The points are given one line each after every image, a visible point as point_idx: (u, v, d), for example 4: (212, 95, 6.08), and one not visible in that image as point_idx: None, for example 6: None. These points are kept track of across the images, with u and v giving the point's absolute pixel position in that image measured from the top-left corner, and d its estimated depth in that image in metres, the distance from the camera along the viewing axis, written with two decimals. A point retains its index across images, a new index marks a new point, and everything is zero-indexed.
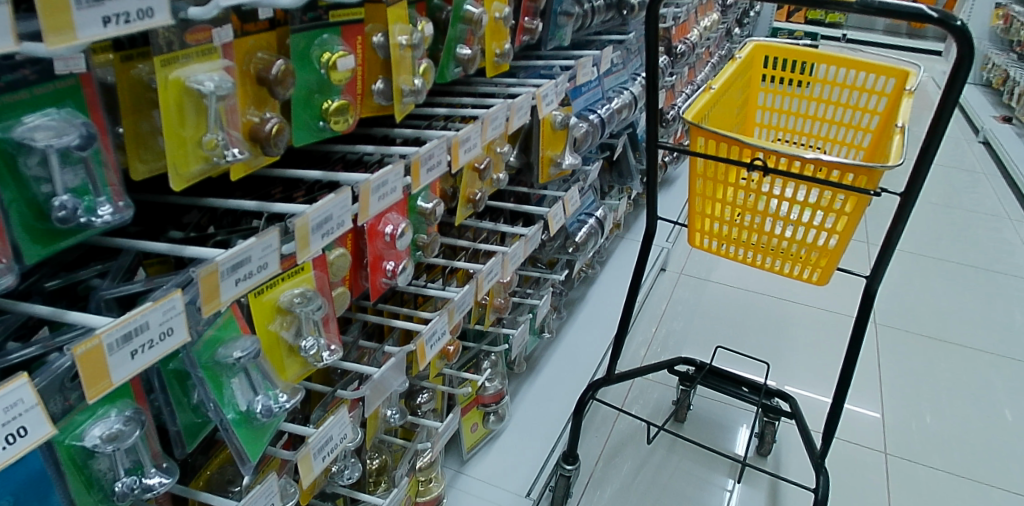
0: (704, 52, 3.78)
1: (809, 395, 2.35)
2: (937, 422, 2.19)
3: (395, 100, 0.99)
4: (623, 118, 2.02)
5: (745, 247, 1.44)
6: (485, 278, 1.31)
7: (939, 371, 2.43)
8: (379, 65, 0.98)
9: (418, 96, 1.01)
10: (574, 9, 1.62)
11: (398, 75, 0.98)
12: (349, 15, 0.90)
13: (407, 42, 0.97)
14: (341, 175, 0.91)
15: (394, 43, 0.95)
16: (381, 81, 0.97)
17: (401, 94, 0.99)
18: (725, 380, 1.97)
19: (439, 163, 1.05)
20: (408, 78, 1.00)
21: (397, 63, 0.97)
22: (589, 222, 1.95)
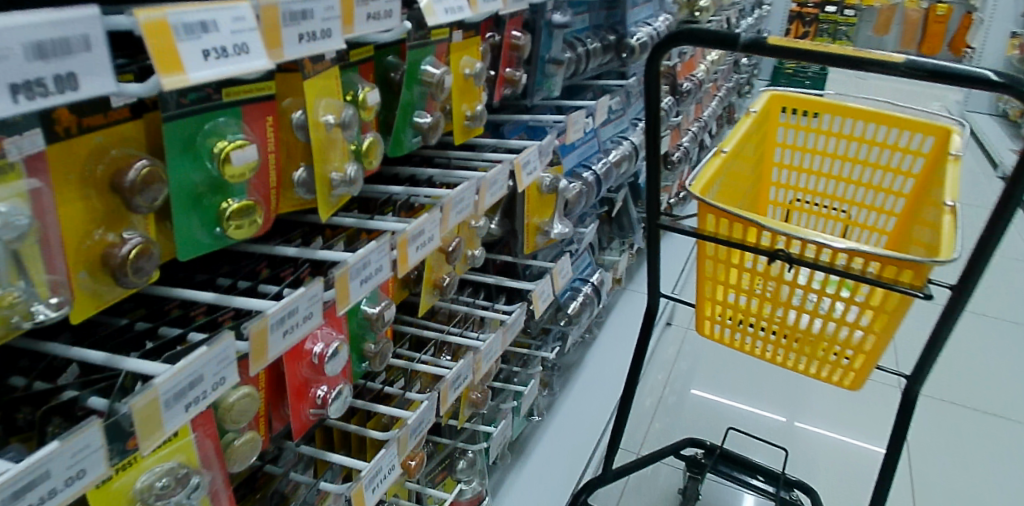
0: (712, 86, 3.59)
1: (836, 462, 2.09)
2: (987, 490, 1.92)
3: (321, 193, 0.78)
4: (622, 172, 1.81)
5: (763, 339, 1.21)
6: (452, 386, 1.11)
7: (980, 427, 2.17)
8: (300, 149, 0.77)
9: (355, 188, 0.79)
10: (564, 56, 1.42)
11: (324, 163, 0.77)
12: (256, 90, 0.69)
13: (337, 120, 0.75)
14: (237, 300, 0.71)
15: (319, 124, 0.74)
16: (302, 168, 0.76)
17: (331, 186, 0.78)
18: (738, 467, 1.75)
19: (375, 271, 0.80)
20: (341, 164, 0.79)
21: (324, 148, 0.76)
22: (584, 289, 1.74)
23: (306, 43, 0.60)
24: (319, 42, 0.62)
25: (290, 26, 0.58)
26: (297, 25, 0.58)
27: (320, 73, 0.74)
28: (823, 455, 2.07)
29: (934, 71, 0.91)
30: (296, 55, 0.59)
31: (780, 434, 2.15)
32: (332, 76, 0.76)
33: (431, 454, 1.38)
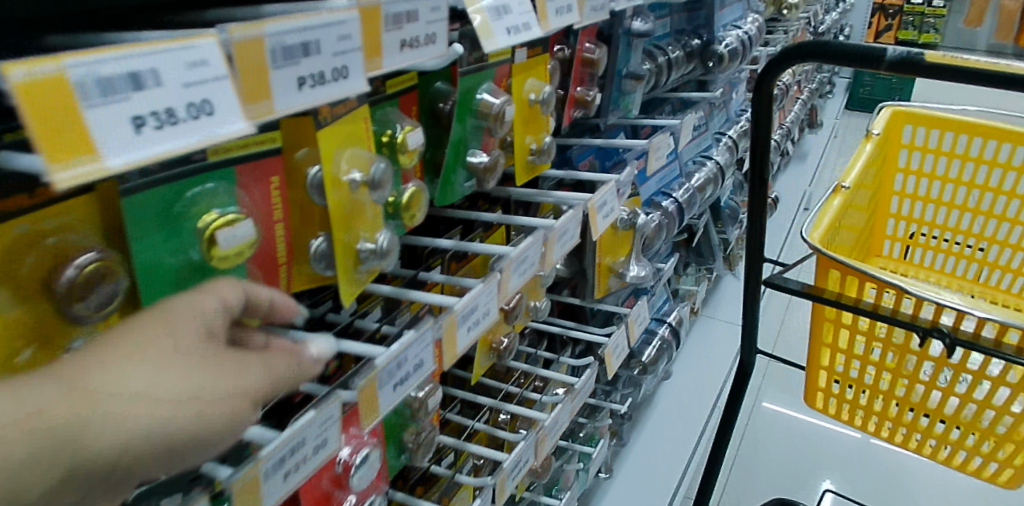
0: (794, 90, 3.30)
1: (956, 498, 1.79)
2: None
3: (344, 269, 0.60)
4: (705, 197, 1.59)
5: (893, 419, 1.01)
6: (510, 475, 0.92)
7: None
8: (318, 213, 0.60)
9: (387, 261, 0.62)
10: (644, 70, 1.21)
11: (348, 231, 0.59)
12: (252, 142, 0.52)
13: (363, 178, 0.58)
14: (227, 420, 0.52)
15: (340, 183, 0.57)
16: (322, 236, 0.59)
17: (357, 258, 0.61)
18: None
19: (415, 366, 0.62)
20: (370, 229, 0.62)
21: (348, 213, 0.59)
22: (660, 333, 1.53)
23: (311, 90, 0.42)
24: (333, 85, 0.44)
25: (285, 67, 0.40)
26: (296, 65, 0.40)
27: (341, 118, 0.56)
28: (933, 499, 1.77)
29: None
30: (296, 107, 0.41)
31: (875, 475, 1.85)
32: (358, 119, 0.58)
33: None
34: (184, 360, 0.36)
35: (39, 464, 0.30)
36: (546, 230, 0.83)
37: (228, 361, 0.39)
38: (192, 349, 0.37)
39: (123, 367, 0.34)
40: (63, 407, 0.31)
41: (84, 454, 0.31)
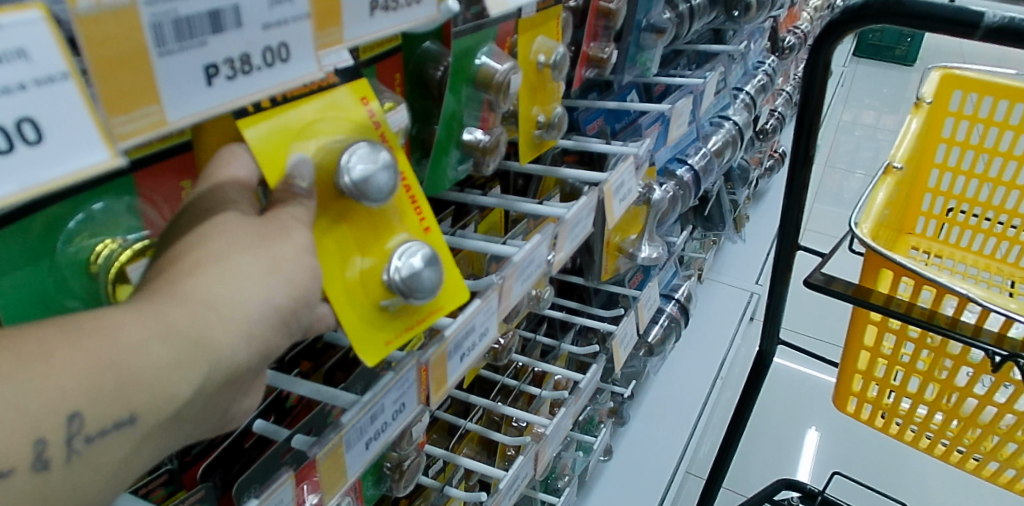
0: None
1: (966, 477, 1.73)
2: None
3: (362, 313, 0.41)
4: (722, 161, 1.45)
5: (931, 432, 0.90)
6: (507, 496, 0.81)
7: None
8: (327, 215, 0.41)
9: (415, 295, 0.42)
10: (668, 22, 1.05)
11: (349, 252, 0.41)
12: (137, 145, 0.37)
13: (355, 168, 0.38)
14: None
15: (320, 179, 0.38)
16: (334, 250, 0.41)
17: (379, 294, 0.42)
18: None
19: (397, 406, 0.48)
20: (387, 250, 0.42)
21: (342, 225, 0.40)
22: (668, 310, 1.41)
23: (227, 84, 0.27)
24: (267, 71, 0.29)
25: (183, 53, 0.25)
26: (202, 47, 0.26)
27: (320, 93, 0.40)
28: (934, 473, 1.73)
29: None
30: (202, 113, 0.27)
31: (881, 453, 1.78)
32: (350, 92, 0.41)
33: None
34: (251, 254, 0.31)
35: (185, 369, 0.27)
36: (556, 223, 0.70)
37: (278, 225, 0.34)
38: (250, 229, 0.33)
39: (216, 275, 0.30)
40: (182, 316, 0.28)
41: (219, 355, 0.29)
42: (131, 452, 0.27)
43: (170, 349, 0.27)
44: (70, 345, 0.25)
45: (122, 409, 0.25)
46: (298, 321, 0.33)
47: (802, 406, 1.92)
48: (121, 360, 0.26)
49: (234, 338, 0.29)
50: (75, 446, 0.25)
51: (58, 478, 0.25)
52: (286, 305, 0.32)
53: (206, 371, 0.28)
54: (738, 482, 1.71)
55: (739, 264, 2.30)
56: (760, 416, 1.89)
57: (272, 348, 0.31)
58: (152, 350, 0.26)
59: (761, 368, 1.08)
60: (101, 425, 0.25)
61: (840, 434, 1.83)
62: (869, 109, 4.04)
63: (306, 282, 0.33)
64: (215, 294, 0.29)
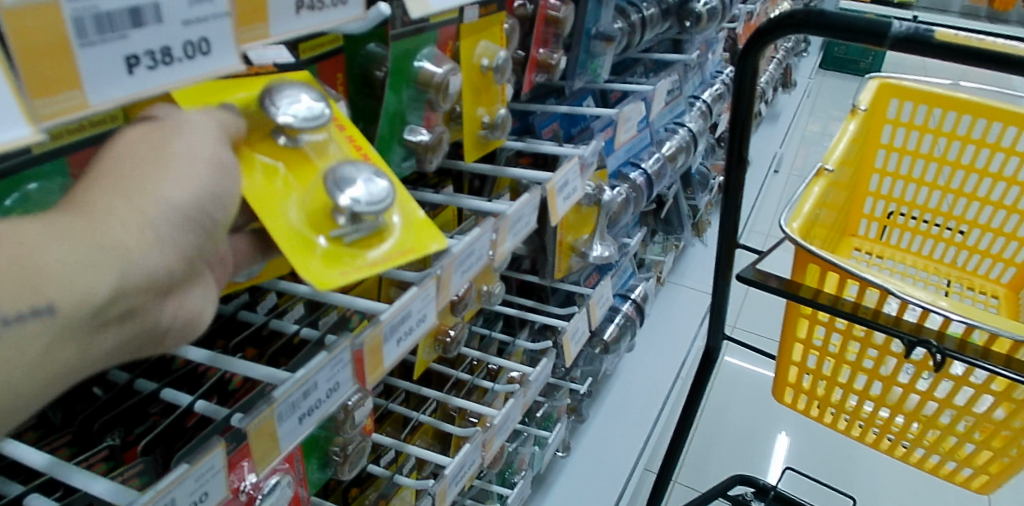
0: (770, 49, 3.17)
1: (916, 475, 1.78)
2: None
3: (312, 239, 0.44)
4: (677, 165, 1.50)
5: (863, 421, 0.95)
6: (453, 482, 0.83)
7: None
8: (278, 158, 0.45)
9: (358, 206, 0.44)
10: (617, 31, 1.09)
11: (288, 191, 0.45)
12: (67, 130, 0.40)
13: (298, 111, 0.43)
14: (76, 477, 0.42)
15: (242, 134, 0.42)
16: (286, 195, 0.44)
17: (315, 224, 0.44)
18: None
19: (333, 382, 0.51)
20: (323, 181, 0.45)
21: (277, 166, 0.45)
22: (624, 310, 1.46)
23: (149, 73, 0.30)
24: (191, 64, 0.33)
25: (103, 45, 0.28)
26: (122, 40, 0.29)
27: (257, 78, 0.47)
28: (885, 471, 1.78)
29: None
30: (121, 98, 0.30)
31: (834, 450, 1.84)
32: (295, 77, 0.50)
33: None
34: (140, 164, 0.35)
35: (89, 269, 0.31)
36: (497, 218, 0.74)
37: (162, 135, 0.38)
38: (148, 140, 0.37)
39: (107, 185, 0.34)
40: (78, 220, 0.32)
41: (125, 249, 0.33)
42: (44, 350, 0.30)
43: (71, 246, 0.31)
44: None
45: (36, 297, 0.29)
46: (207, 215, 0.37)
47: (759, 407, 1.98)
48: (29, 256, 0.30)
49: (143, 243, 0.33)
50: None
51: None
52: (188, 208, 0.35)
53: (119, 271, 0.32)
54: (695, 478, 1.76)
55: (702, 266, 2.37)
56: (718, 415, 1.94)
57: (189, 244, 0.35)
58: (53, 248, 0.30)
59: (708, 363, 1.13)
60: (16, 311, 0.29)
61: (794, 433, 1.89)
62: (836, 121, 4.13)
63: (209, 183, 0.37)
64: (112, 204, 0.33)
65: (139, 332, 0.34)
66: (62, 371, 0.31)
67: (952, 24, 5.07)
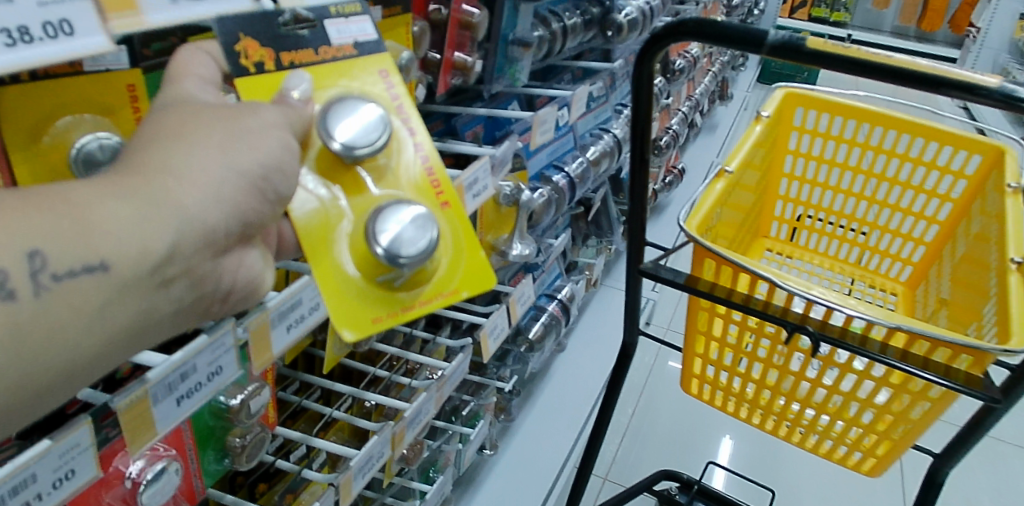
0: (705, 63, 3.28)
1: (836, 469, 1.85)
2: None
3: (361, 276, 0.50)
4: (601, 170, 1.55)
5: (761, 410, 0.99)
6: (358, 474, 0.84)
7: None
8: (335, 169, 0.51)
9: (397, 263, 0.48)
10: (534, 37, 1.13)
11: (342, 216, 0.51)
12: None
13: (354, 139, 0.49)
14: None
15: (312, 141, 0.51)
16: (342, 214, 0.51)
17: (370, 266, 0.50)
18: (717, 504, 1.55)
19: (213, 366, 0.52)
20: (368, 205, 0.52)
21: (335, 193, 0.51)
22: (549, 310, 1.49)
23: (8, 49, 0.35)
24: (55, 44, 0.37)
25: None
26: None
27: (331, 63, 0.54)
28: (806, 467, 1.84)
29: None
30: None
31: (758, 444, 1.90)
32: (372, 64, 0.56)
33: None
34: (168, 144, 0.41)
35: (144, 226, 0.37)
36: None
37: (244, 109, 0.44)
38: (214, 115, 0.43)
39: (154, 153, 0.40)
40: (133, 184, 0.38)
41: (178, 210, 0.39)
42: (87, 303, 0.36)
43: (108, 208, 0.36)
44: (35, 209, 0.35)
45: (89, 255, 0.35)
46: (271, 186, 0.44)
47: (689, 406, 2.03)
48: (80, 214, 0.36)
49: (197, 202, 0.39)
50: (43, 283, 0.34)
51: (34, 316, 0.35)
52: (257, 171, 0.42)
53: (175, 229, 0.38)
54: (624, 474, 1.80)
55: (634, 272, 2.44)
56: (649, 415, 1.99)
57: (249, 207, 0.43)
58: (98, 209, 0.36)
59: (624, 358, 1.16)
60: (70, 270, 0.35)
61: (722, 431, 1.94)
62: None
63: (280, 154, 0.44)
64: (159, 164, 0.39)
65: (191, 289, 0.41)
66: (114, 332, 0.38)
67: (878, 41, 5.31)
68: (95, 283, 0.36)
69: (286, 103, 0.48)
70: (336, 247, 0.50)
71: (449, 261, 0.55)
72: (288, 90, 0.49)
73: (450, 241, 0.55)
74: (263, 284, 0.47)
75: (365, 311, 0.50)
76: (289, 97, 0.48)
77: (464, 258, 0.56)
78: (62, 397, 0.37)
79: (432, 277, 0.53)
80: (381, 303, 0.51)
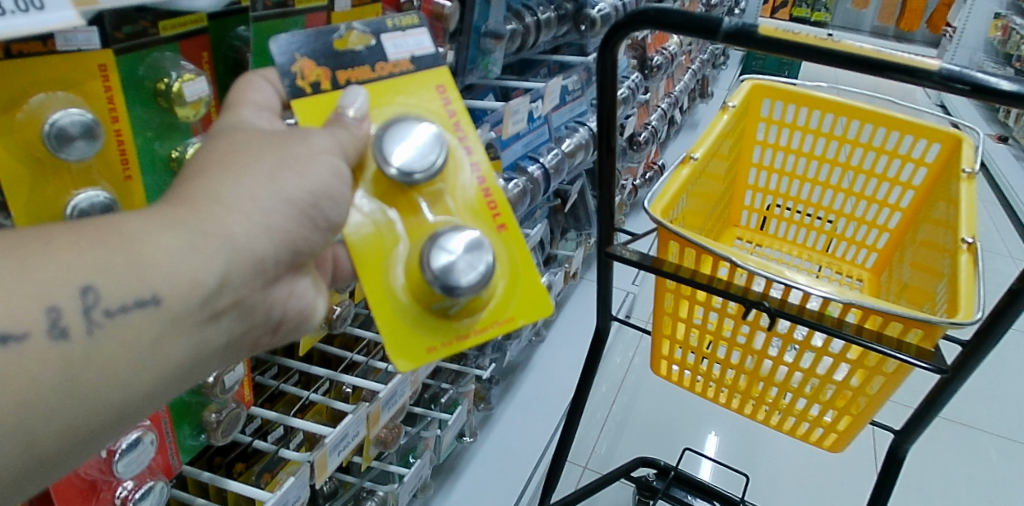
0: (685, 60, 3.32)
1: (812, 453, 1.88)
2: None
3: (413, 302, 0.57)
4: (576, 163, 1.58)
5: (729, 390, 1.02)
6: (333, 451, 0.87)
7: (996, 452, 1.81)
8: (393, 193, 0.57)
9: (450, 295, 0.54)
10: (505, 29, 1.16)
11: (398, 240, 0.57)
12: None
13: (411, 164, 0.54)
14: None
15: (368, 164, 0.57)
16: (400, 238, 0.57)
17: (424, 297, 0.56)
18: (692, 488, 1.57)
19: None
20: (422, 230, 0.57)
21: (390, 216, 0.57)
22: None
23: None
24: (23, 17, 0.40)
25: None
26: None
27: (387, 79, 0.61)
28: (783, 452, 1.87)
29: (983, 86, 0.69)
30: None
31: (735, 431, 1.93)
32: (429, 82, 0.62)
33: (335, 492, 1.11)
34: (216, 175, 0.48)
35: (195, 265, 0.45)
36: None
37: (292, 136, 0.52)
38: (263, 143, 0.51)
39: (196, 194, 0.47)
40: (181, 230, 0.45)
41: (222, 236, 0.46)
42: (136, 330, 0.43)
43: (151, 246, 0.43)
44: (93, 249, 0.42)
45: (142, 293, 0.43)
46: (318, 209, 0.51)
47: (667, 395, 2.06)
48: (140, 255, 0.43)
49: (238, 236, 0.47)
50: (96, 319, 0.42)
51: (92, 353, 0.42)
52: (305, 198, 0.50)
53: (222, 257, 0.46)
54: (603, 462, 1.83)
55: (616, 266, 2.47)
56: (628, 404, 2.02)
57: (296, 236, 0.51)
58: (144, 247, 0.43)
59: (598, 343, 1.19)
60: (126, 304, 0.42)
61: (700, 418, 1.98)
62: None
63: (330, 182, 0.51)
64: (208, 199, 0.47)
65: (237, 316, 0.50)
66: (162, 361, 0.46)
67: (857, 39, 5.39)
68: (147, 320, 0.43)
69: (343, 122, 0.54)
70: (390, 270, 0.57)
71: (505, 287, 0.59)
72: (344, 108, 0.55)
73: (506, 266, 0.60)
74: (312, 306, 0.59)
75: (417, 335, 0.57)
76: (345, 115, 0.55)
77: (519, 285, 0.60)
78: (120, 421, 0.45)
79: (488, 304, 0.58)
80: (433, 327, 0.57)
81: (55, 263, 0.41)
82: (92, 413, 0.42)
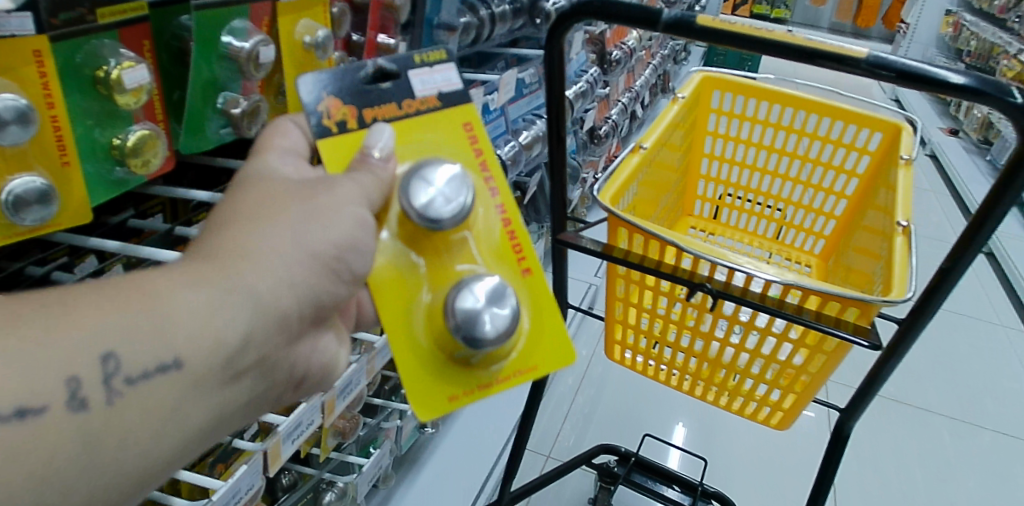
0: (644, 55, 3.37)
1: (770, 437, 1.93)
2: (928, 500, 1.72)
3: (432, 345, 0.60)
4: (534, 155, 1.60)
5: (680, 372, 1.05)
6: (287, 439, 0.87)
7: (943, 431, 1.88)
8: (418, 236, 0.59)
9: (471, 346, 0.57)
10: (459, 23, 1.17)
11: (422, 285, 0.59)
12: None
13: (439, 208, 0.55)
14: None
15: (392, 208, 0.59)
16: (424, 283, 0.59)
17: (449, 344, 0.59)
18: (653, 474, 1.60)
19: None
20: (445, 276, 0.59)
21: (413, 259, 0.59)
22: None
23: None
24: None
25: None
26: None
27: (414, 116, 0.62)
28: (741, 436, 1.92)
29: (908, 73, 0.72)
30: None
31: (695, 417, 1.98)
32: (457, 122, 0.63)
33: (293, 484, 1.11)
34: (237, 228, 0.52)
35: (219, 325, 0.48)
36: None
37: (314, 189, 0.55)
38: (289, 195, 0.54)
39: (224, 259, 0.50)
40: (200, 282, 0.49)
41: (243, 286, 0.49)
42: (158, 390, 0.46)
43: (176, 302, 0.47)
44: (118, 313, 0.45)
45: (166, 357, 0.46)
46: (341, 267, 0.54)
47: (630, 384, 2.10)
48: (171, 314, 0.47)
49: (255, 288, 0.50)
50: (119, 388, 0.45)
51: (120, 420, 0.44)
52: (326, 254, 0.53)
53: (236, 311, 0.49)
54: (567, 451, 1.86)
55: (578, 259, 2.50)
56: (592, 394, 2.06)
57: (321, 289, 0.54)
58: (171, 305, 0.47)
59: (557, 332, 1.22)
60: (155, 370, 0.45)
61: (661, 406, 2.02)
62: None
63: (353, 232, 0.54)
64: (231, 256, 0.51)
65: (261, 375, 0.53)
66: (189, 427, 0.49)
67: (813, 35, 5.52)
68: (174, 383, 0.47)
69: (368, 165, 0.56)
70: (411, 314, 0.59)
71: (526, 340, 0.62)
72: (370, 148, 0.57)
73: (529, 315, 0.63)
74: (335, 355, 0.62)
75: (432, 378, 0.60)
76: (370, 157, 0.56)
77: (540, 338, 0.63)
78: (148, 484, 0.48)
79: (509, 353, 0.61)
80: (454, 371, 0.60)
81: (79, 334, 0.44)
82: (118, 480, 0.45)
